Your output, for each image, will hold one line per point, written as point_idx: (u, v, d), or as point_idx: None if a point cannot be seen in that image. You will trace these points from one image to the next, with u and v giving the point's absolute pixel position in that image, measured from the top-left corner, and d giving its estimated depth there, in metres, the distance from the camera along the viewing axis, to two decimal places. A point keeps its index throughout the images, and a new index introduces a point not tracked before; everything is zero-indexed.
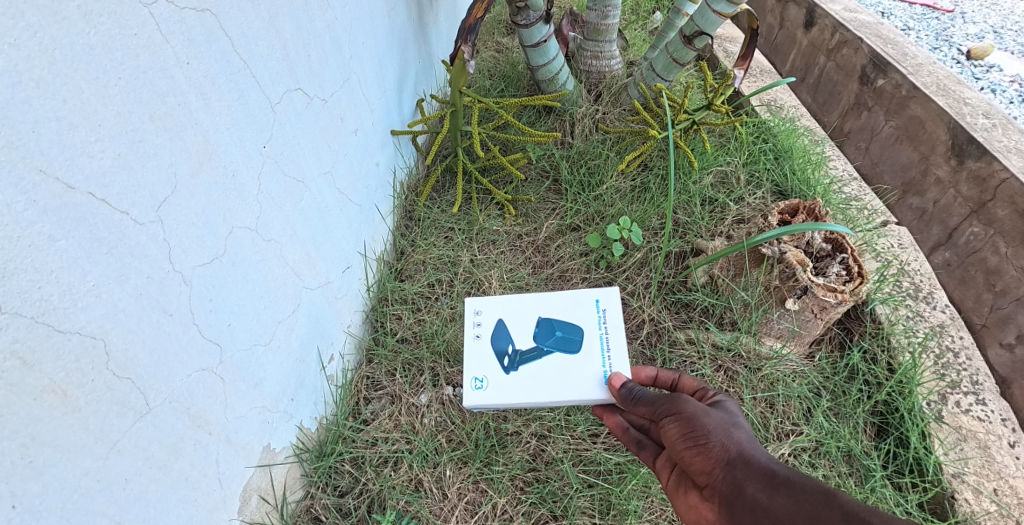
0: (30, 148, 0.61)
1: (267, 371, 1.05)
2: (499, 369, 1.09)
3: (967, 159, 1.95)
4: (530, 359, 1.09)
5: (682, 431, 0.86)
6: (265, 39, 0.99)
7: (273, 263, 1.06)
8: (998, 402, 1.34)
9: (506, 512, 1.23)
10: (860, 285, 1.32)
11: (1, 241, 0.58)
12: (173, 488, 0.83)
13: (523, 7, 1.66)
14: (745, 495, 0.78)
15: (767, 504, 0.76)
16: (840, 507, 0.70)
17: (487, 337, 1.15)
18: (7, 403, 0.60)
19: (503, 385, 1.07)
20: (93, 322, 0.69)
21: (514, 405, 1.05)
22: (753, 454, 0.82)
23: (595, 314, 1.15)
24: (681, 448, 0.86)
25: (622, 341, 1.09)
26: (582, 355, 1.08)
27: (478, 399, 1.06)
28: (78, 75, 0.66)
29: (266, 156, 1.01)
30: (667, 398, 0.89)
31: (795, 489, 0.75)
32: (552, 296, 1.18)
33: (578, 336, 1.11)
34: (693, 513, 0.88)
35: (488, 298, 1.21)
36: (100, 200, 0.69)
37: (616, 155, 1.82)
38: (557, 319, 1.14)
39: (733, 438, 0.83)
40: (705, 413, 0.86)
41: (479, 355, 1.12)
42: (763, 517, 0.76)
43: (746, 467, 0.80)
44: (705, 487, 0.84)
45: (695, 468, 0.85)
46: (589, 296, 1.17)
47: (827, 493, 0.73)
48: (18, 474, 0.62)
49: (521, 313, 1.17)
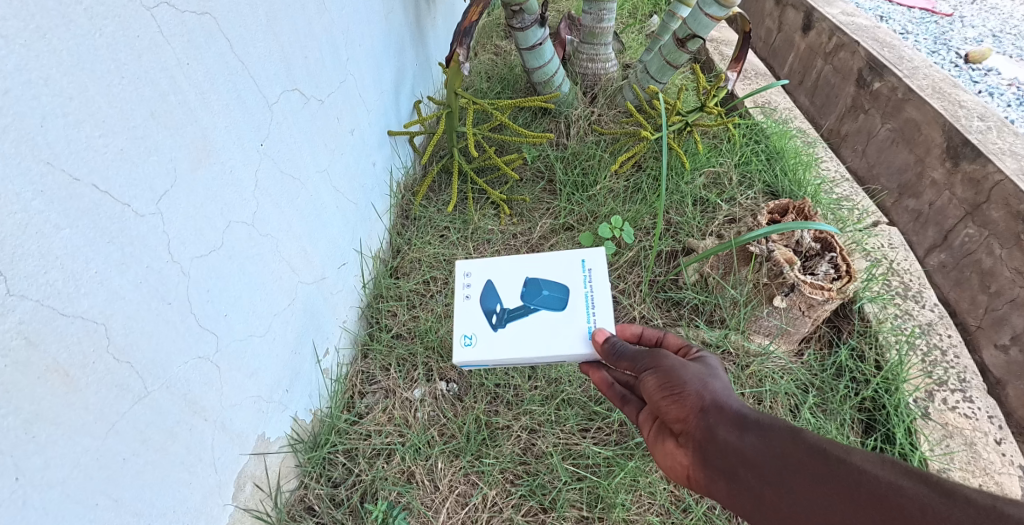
0: (38, 144, 0.65)
1: (262, 362, 1.08)
2: (487, 327, 1.10)
3: (962, 161, 1.97)
4: (518, 317, 1.10)
5: (660, 382, 0.87)
6: (263, 41, 1.03)
7: (269, 257, 1.09)
8: (985, 399, 1.36)
9: (496, 504, 1.25)
10: (847, 284, 1.34)
11: (11, 228, 0.62)
12: (168, 470, 0.87)
13: (518, 11, 1.69)
14: (717, 439, 0.79)
15: (737, 445, 0.77)
16: (806, 442, 0.73)
17: (476, 296, 1.16)
18: (12, 380, 0.64)
19: (491, 342, 1.08)
20: (95, 307, 0.73)
21: (501, 360, 1.06)
22: (727, 401, 0.83)
23: (581, 273, 1.15)
24: (658, 398, 0.88)
25: (606, 298, 1.10)
26: (568, 312, 1.09)
27: (467, 355, 1.08)
28: (84, 73, 0.69)
29: (263, 154, 1.05)
30: (648, 352, 0.92)
31: (764, 431, 0.77)
32: (539, 256, 1.18)
33: (564, 295, 1.12)
34: (668, 460, 0.89)
35: (478, 261, 1.22)
36: (103, 192, 0.73)
37: (609, 156, 1.85)
38: (544, 279, 1.15)
39: (709, 388, 0.85)
40: (683, 365, 0.88)
41: (468, 314, 1.13)
42: (733, 458, 0.77)
43: (719, 413, 0.81)
44: (680, 434, 0.85)
45: (670, 416, 0.86)
46: (575, 256, 1.17)
47: (793, 431, 0.76)
48: (21, 448, 0.65)
49: (508, 273, 1.17)
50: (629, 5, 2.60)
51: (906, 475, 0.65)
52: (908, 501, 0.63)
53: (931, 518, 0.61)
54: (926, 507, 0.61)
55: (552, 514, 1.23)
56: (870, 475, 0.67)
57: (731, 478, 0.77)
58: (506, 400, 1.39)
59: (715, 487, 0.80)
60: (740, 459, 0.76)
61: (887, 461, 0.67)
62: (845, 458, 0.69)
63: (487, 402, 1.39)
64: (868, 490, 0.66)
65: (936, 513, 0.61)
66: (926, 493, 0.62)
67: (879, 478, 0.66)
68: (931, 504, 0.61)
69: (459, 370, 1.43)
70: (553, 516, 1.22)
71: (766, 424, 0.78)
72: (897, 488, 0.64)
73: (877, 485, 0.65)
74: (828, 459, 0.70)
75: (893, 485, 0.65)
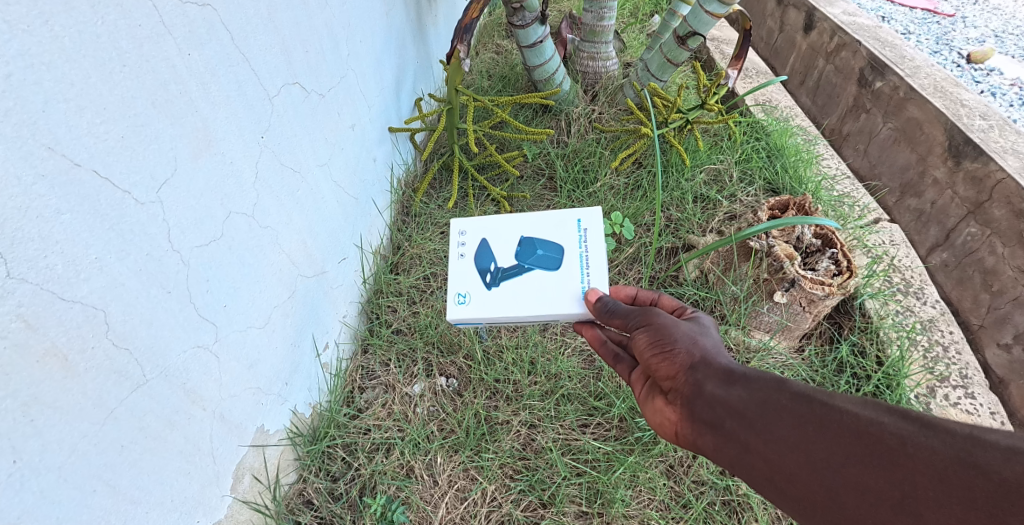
0: (39, 129, 0.65)
1: (261, 353, 1.09)
2: (480, 285, 1.12)
3: (964, 160, 1.96)
4: (511, 276, 1.11)
5: (650, 339, 0.89)
6: (264, 34, 1.03)
7: (269, 249, 1.09)
8: (987, 395, 1.35)
9: (495, 499, 1.24)
10: (848, 280, 1.34)
11: (12, 212, 0.63)
12: (167, 458, 0.87)
13: (519, 8, 1.70)
14: (704, 393, 0.79)
15: (724, 397, 0.77)
16: (790, 389, 0.74)
17: (471, 256, 1.17)
18: (10, 363, 0.64)
19: (484, 300, 1.10)
20: (94, 292, 0.73)
21: (494, 318, 1.08)
22: (716, 357, 0.84)
23: (577, 234, 1.14)
24: (648, 356, 0.89)
25: (601, 259, 1.09)
26: (562, 272, 1.10)
27: (460, 312, 1.09)
28: (86, 60, 0.70)
29: (264, 146, 1.05)
30: (640, 311, 0.93)
31: (750, 382, 0.77)
32: (535, 216, 1.18)
33: (559, 254, 1.12)
34: (658, 417, 0.90)
35: (473, 219, 1.22)
36: (103, 178, 0.73)
37: (610, 153, 1.85)
38: (540, 238, 1.15)
39: (698, 344, 0.86)
40: (673, 324, 0.90)
41: (462, 273, 1.14)
42: (720, 409, 0.77)
43: (707, 368, 0.82)
44: (670, 391, 0.86)
45: (660, 373, 0.87)
46: (571, 216, 1.16)
47: (778, 380, 0.76)
48: (19, 431, 0.66)
49: (503, 232, 1.18)
50: (630, 5, 2.61)
51: (886, 411, 0.66)
52: (889, 436, 0.64)
53: (911, 449, 0.62)
54: (906, 439, 0.63)
55: (552, 509, 1.22)
56: (852, 414, 0.67)
57: (717, 429, 0.77)
58: (505, 394, 1.39)
59: (701, 440, 0.80)
60: (726, 410, 0.76)
61: (867, 402, 0.68)
62: (828, 400, 0.70)
63: (486, 397, 1.38)
64: (851, 428, 0.66)
65: (916, 445, 0.62)
66: (905, 427, 0.64)
67: (861, 416, 0.67)
68: (911, 436, 0.63)
69: (459, 366, 1.43)
70: (552, 511, 1.22)
71: (751, 376, 0.77)
72: (878, 424, 0.65)
73: (859, 423, 0.66)
74: (811, 403, 0.71)
75: (875, 422, 0.66)
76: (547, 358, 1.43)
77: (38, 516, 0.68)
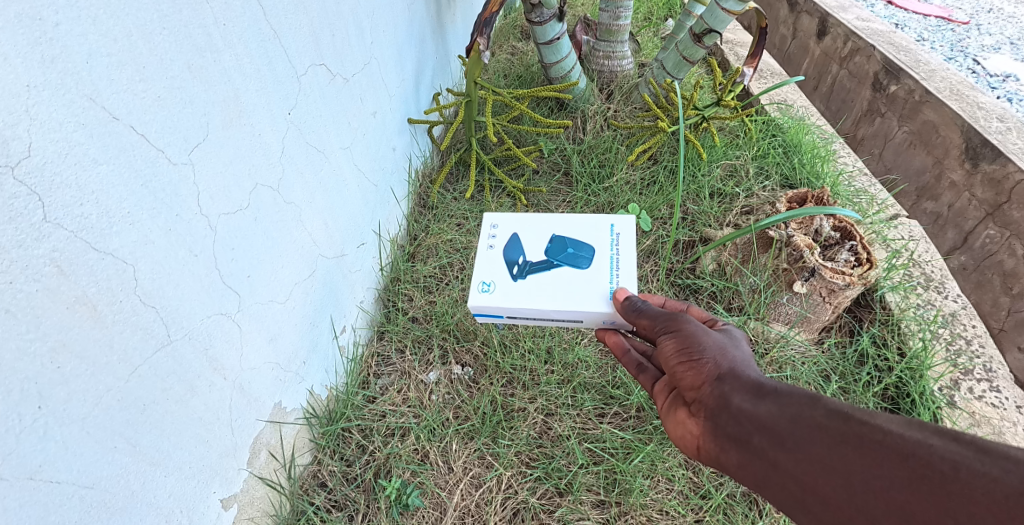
0: (82, 79, 0.67)
1: (282, 329, 1.09)
2: (506, 276, 1.12)
3: (981, 162, 1.91)
4: (538, 270, 1.11)
5: (678, 346, 0.88)
6: (293, 13, 1.05)
7: (293, 225, 1.10)
8: (1013, 389, 1.32)
9: (511, 487, 1.21)
10: (868, 271, 1.32)
11: (52, 154, 0.64)
12: (187, 423, 0.87)
13: (537, 5, 1.70)
14: (731, 406, 0.78)
15: (752, 411, 0.77)
16: (825, 406, 0.72)
17: (499, 248, 1.17)
18: (42, 306, 0.65)
19: (508, 291, 1.09)
20: (125, 247, 0.74)
21: (515, 309, 1.07)
22: (744, 370, 0.83)
23: (608, 236, 1.15)
24: (675, 364, 0.88)
25: (632, 262, 1.10)
26: (591, 271, 1.10)
27: (484, 300, 1.09)
28: (128, 20, 0.72)
29: (291, 123, 1.07)
30: (669, 316, 0.92)
31: (780, 397, 0.76)
32: (569, 217, 1.19)
33: (589, 254, 1.13)
34: (679, 430, 0.88)
35: (504, 216, 1.24)
36: (140, 135, 0.74)
37: (626, 149, 1.86)
38: (571, 238, 1.15)
39: (727, 356, 0.85)
40: (704, 332, 0.89)
41: (490, 263, 1.15)
42: (747, 424, 0.76)
43: (735, 381, 0.81)
44: (693, 403, 0.85)
45: (685, 383, 0.86)
46: (605, 220, 1.18)
47: (811, 396, 0.74)
48: (47, 376, 0.66)
49: (535, 229, 1.19)
50: (644, 9, 2.64)
51: (936, 434, 0.63)
52: (939, 460, 0.61)
53: (964, 475, 0.59)
54: (959, 464, 0.60)
55: (569, 498, 1.19)
56: (897, 435, 0.65)
57: (743, 445, 0.76)
58: (522, 382, 1.36)
59: (725, 456, 0.79)
60: (754, 425, 0.76)
61: (912, 422, 0.66)
62: (868, 419, 0.68)
63: (503, 384, 1.36)
64: (894, 450, 0.64)
65: (970, 471, 0.59)
66: (958, 450, 0.61)
67: (906, 438, 0.64)
68: (965, 461, 0.60)
69: (474, 354, 1.42)
70: (568, 500, 1.19)
71: (782, 390, 0.76)
72: (926, 447, 0.63)
73: (904, 444, 0.64)
74: (850, 421, 0.69)
75: (923, 444, 0.63)
76: (563, 347, 1.42)
77: (60, 467, 0.68)
